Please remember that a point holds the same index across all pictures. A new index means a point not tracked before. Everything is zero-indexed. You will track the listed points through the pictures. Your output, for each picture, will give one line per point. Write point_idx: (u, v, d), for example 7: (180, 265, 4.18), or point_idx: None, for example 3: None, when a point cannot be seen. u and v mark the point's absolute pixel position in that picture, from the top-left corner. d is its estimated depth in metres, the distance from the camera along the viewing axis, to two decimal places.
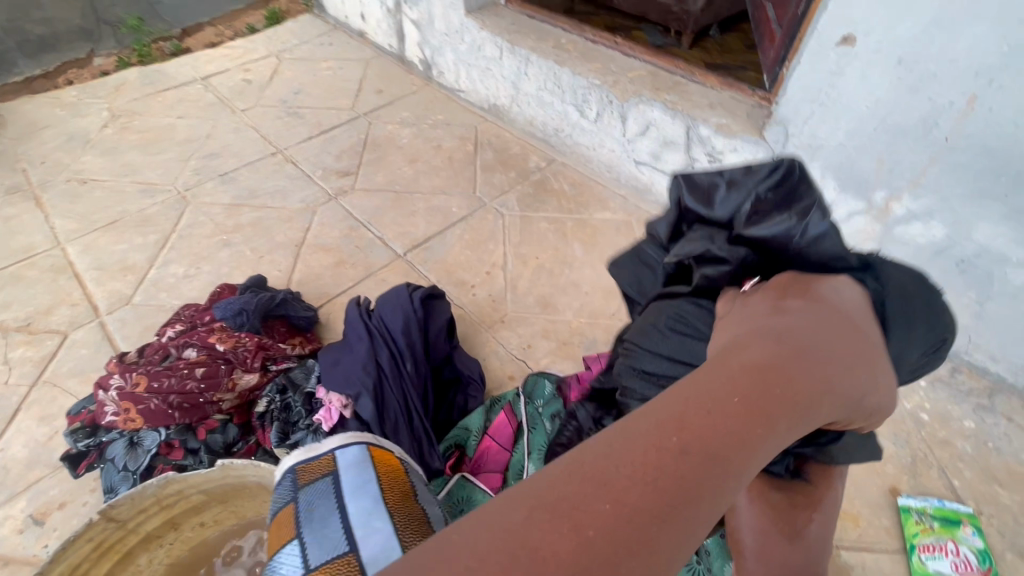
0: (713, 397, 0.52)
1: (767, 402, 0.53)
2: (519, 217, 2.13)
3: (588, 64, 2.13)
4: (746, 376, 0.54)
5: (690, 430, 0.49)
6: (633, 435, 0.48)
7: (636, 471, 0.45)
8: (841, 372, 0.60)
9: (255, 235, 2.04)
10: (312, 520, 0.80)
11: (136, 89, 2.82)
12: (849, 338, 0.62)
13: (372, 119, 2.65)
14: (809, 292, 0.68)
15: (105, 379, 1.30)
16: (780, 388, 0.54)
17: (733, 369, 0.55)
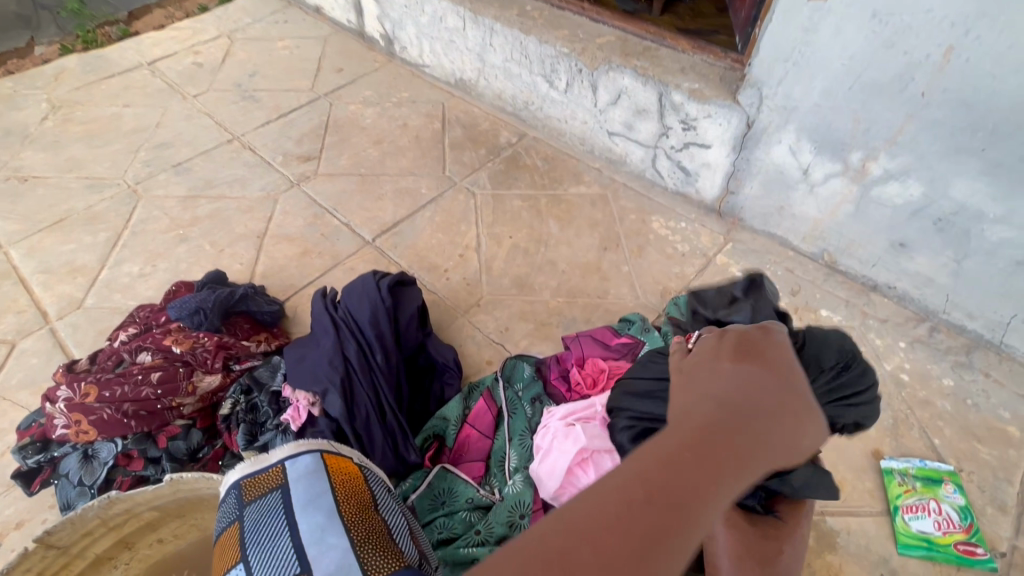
0: (649, 479, 0.49)
1: (706, 475, 0.50)
2: (491, 196, 2.05)
3: (555, 32, 2.04)
4: (705, 423, 0.55)
5: (656, 485, 0.48)
6: (597, 498, 0.47)
7: (603, 537, 0.45)
8: (804, 408, 0.60)
9: (214, 227, 1.94)
10: (258, 542, 0.77)
11: (77, 78, 2.64)
12: (787, 387, 0.61)
13: (333, 100, 2.52)
14: (748, 347, 0.67)
15: (52, 390, 1.22)
16: (721, 458, 0.52)
17: (674, 445, 0.52)
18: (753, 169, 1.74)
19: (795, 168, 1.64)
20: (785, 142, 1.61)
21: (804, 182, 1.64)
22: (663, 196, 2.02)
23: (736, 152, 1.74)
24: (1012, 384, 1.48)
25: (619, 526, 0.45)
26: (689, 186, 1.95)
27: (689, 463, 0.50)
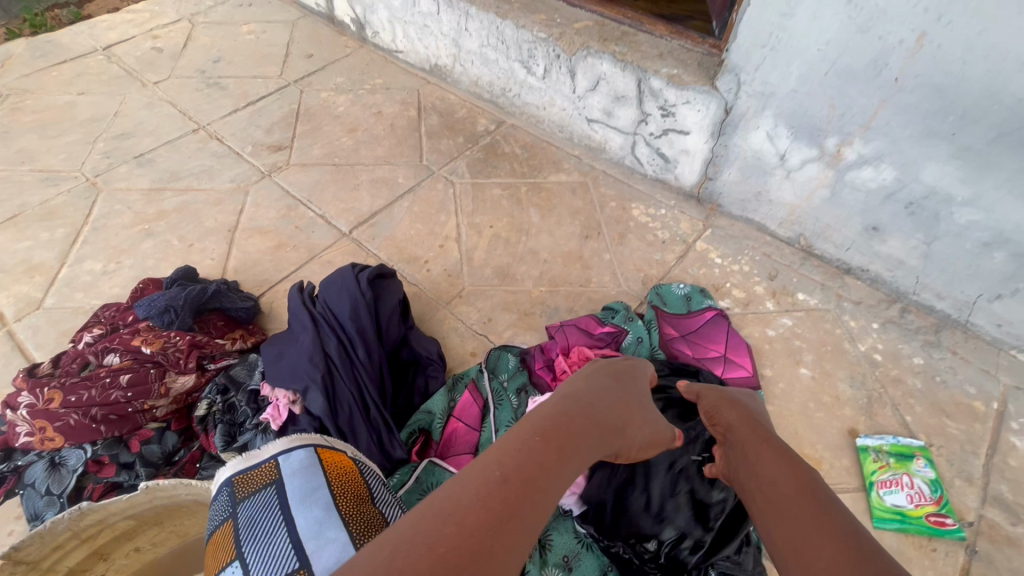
0: (526, 442, 0.78)
1: (562, 441, 0.81)
2: (469, 184, 2.02)
3: (532, 16, 2.00)
4: (559, 417, 0.86)
5: (528, 450, 0.76)
6: (484, 461, 0.73)
7: (499, 479, 0.70)
8: (623, 416, 0.96)
9: (182, 221, 1.86)
10: (254, 538, 0.74)
11: (25, 64, 2.49)
12: (615, 401, 0.98)
13: (303, 87, 2.44)
14: (601, 378, 1.05)
15: (13, 397, 1.16)
16: (568, 433, 0.83)
17: (536, 423, 0.84)
18: (731, 155, 1.75)
19: (772, 154, 1.66)
20: (762, 128, 1.63)
21: (780, 167, 1.67)
22: (643, 183, 2.03)
23: (714, 138, 1.75)
24: (977, 360, 1.53)
25: (509, 473, 0.71)
26: (668, 172, 1.95)
27: (544, 441, 0.79)
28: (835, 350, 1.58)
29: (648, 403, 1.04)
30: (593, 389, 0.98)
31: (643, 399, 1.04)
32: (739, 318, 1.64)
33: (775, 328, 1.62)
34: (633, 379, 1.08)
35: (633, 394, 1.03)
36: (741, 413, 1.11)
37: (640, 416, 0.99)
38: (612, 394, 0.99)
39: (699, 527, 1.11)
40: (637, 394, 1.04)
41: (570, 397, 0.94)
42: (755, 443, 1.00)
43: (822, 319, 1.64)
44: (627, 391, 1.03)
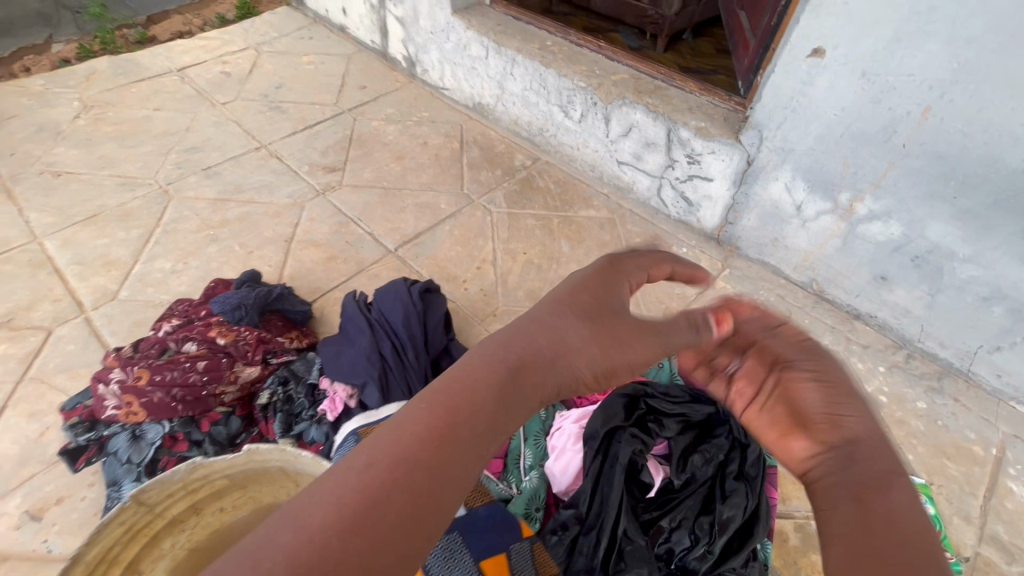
0: (426, 418, 0.60)
1: (471, 412, 0.62)
2: (506, 214, 2.19)
3: (573, 66, 2.21)
4: (479, 381, 0.65)
5: (434, 430, 0.59)
6: (383, 440, 0.58)
7: (379, 473, 0.54)
8: (568, 357, 0.75)
9: (243, 230, 2.03)
10: None
11: (108, 79, 2.74)
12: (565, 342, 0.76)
13: (356, 115, 2.66)
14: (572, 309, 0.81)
15: (104, 373, 1.31)
16: (480, 395, 0.64)
17: (451, 386, 0.65)
18: (751, 202, 1.90)
19: (790, 204, 1.81)
20: (781, 180, 1.78)
21: (797, 216, 1.81)
22: (667, 223, 2.18)
23: (736, 186, 1.91)
24: (977, 408, 1.63)
25: (396, 465, 0.55)
26: (691, 215, 2.11)
27: (448, 418, 0.61)
28: None
29: (617, 335, 0.82)
30: (519, 322, 0.77)
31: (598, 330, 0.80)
32: None
33: None
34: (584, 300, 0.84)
35: (590, 326, 0.80)
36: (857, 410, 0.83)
37: (591, 351, 0.77)
38: (545, 323, 0.77)
39: (709, 537, 1.19)
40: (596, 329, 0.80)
41: (495, 341, 0.72)
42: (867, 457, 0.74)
43: None
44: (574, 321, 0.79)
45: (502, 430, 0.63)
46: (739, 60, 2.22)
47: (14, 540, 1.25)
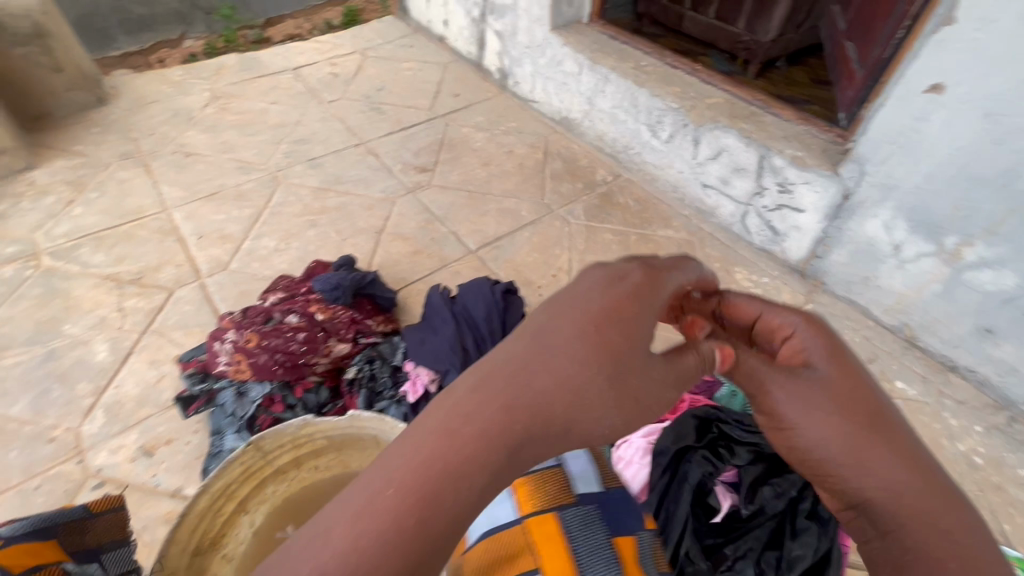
0: (372, 497, 0.59)
1: (422, 493, 0.59)
2: (585, 226, 2.23)
3: (667, 87, 2.22)
4: (435, 447, 0.62)
5: (380, 511, 0.58)
6: (328, 516, 0.59)
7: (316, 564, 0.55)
8: (558, 403, 0.66)
9: (340, 218, 2.19)
10: None
11: (235, 74, 3.05)
12: (558, 382, 0.67)
13: (449, 121, 2.80)
14: (568, 330, 0.70)
15: (220, 333, 1.47)
16: (437, 469, 0.61)
17: (405, 453, 0.62)
18: (844, 238, 1.84)
19: (887, 243, 1.73)
20: (880, 218, 1.71)
21: (893, 256, 1.73)
22: (748, 251, 2.15)
23: (829, 220, 1.85)
24: None
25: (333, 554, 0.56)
26: (774, 244, 2.08)
27: (395, 501, 0.59)
28: (931, 443, 1.58)
29: (620, 373, 0.71)
30: (521, 361, 0.67)
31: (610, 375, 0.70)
32: None
33: None
34: (595, 324, 0.71)
35: (598, 366, 0.69)
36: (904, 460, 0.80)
37: (597, 402, 0.69)
38: (552, 366, 0.67)
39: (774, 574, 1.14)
40: (609, 369, 0.70)
41: (479, 388, 0.65)
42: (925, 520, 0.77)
43: (920, 411, 1.65)
44: (588, 362, 0.69)
45: (458, 497, 0.61)
46: (840, 92, 2.16)
47: (130, 470, 1.41)
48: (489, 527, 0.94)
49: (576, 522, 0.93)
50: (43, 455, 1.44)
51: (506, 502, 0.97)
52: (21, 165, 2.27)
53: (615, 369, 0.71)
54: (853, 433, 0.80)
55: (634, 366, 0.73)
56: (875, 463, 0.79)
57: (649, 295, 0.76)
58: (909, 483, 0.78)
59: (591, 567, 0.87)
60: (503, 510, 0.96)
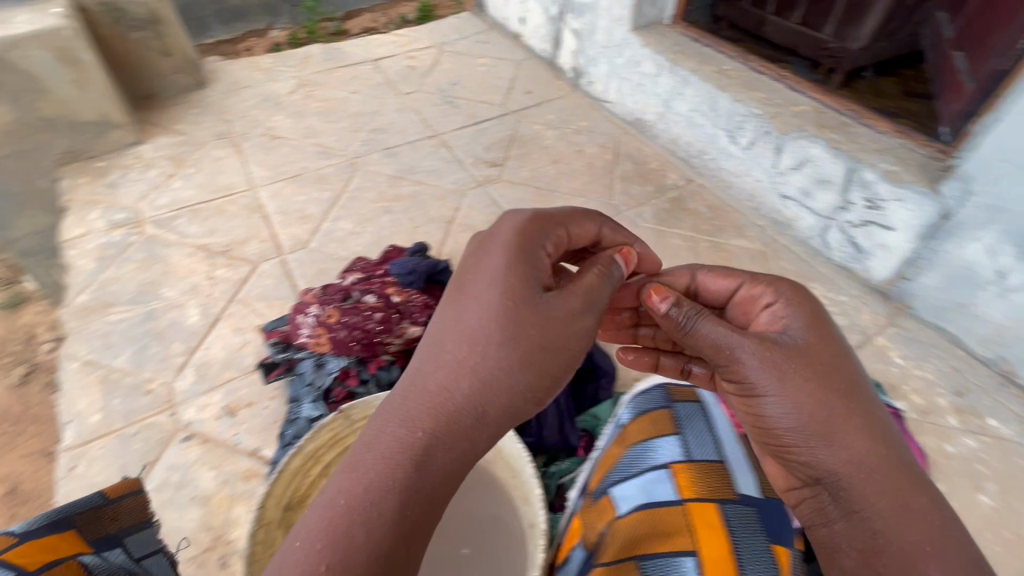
0: (301, 548, 0.68)
1: (341, 527, 0.69)
2: (654, 230, 2.21)
3: (751, 93, 2.16)
4: (353, 482, 0.73)
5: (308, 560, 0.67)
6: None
7: None
8: (450, 394, 0.82)
9: (413, 206, 2.26)
10: (690, 428, 1.13)
11: (319, 63, 3.19)
12: (446, 381, 0.83)
13: (520, 117, 2.82)
14: (442, 337, 0.88)
15: (303, 306, 1.56)
16: (348, 501, 0.71)
17: (326, 501, 0.72)
18: (937, 260, 1.73)
19: (988, 269, 1.61)
20: (983, 241, 1.59)
21: (995, 284, 1.61)
22: (826, 267, 2.07)
23: (921, 241, 1.74)
24: None
25: None
26: (857, 262, 1.98)
27: (319, 545, 0.68)
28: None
29: (501, 352, 0.86)
30: (418, 374, 0.85)
31: (504, 349, 0.86)
32: (915, 424, 1.61)
33: (955, 445, 1.57)
34: (483, 314, 0.88)
35: (484, 345, 0.86)
36: (869, 436, 0.89)
37: (487, 382, 0.84)
38: (448, 368, 0.84)
39: None
40: (495, 342, 0.86)
41: (380, 417, 0.80)
42: (891, 495, 0.84)
43: (1013, 452, 1.55)
44: (474, 344, 0.86)
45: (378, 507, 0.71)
46: (944, 105, 2.02)
47: (215, 427, 1.52)
48: (646, 500, 1.03)
49: (737, 519, 0.98)
50: (140, 405, 1.57)
51: (664, 481, 1.05)
52: (130, 140, 2.47)
53: (511, 343, 0.87)
54: (822, 401, 0.91)
55: (516, 340, 0.87)
56: (840, 433, 0.90)
57: (519, 272, 0.93)
58: (872, 453, 0.87)
59: (749, 567, 0.91)
60: (661, 488, 1.04)
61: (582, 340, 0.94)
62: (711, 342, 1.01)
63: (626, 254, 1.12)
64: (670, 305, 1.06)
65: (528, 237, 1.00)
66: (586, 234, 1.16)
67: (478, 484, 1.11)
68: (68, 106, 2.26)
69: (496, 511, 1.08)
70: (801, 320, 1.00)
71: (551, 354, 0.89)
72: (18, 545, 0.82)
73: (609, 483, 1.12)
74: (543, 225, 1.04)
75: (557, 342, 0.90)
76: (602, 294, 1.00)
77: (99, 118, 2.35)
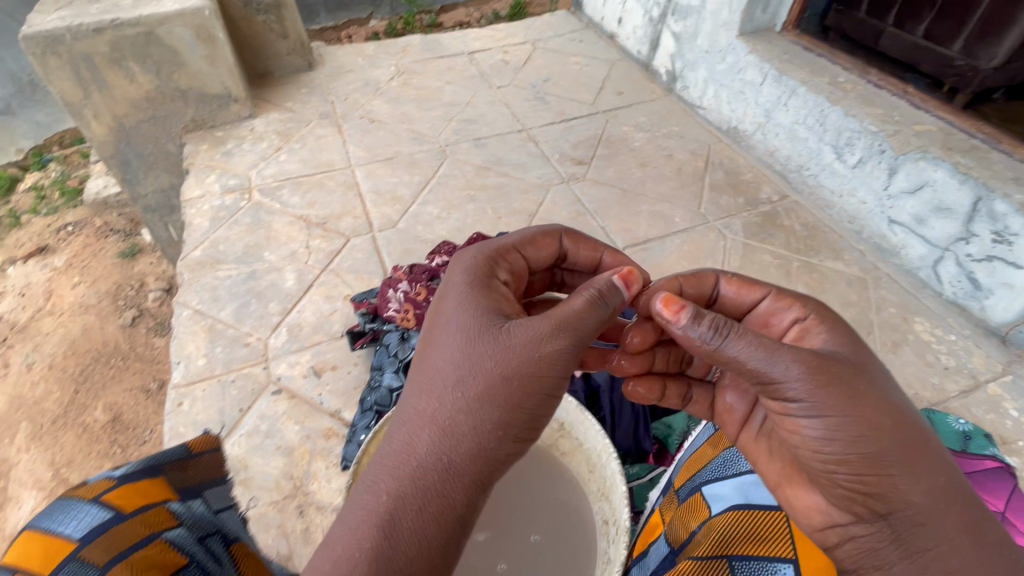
0: None
1: None
2: (741, 243, 2.12)
3: (866, 108, 2.02)
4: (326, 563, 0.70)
5: None
6: None
7: None
8: (414, 451, 0.77)
9: (497, 197, 2.30)
10: None
11: (418, 53, 3.31)
12: (408, 439, 0.78)
13: (609, 118, 2.79)
14: (406, 394, 0.83)
15: (394, 282, 1.65)
16: None
17: None
18: None
19: None
20: None
21: None
22: (934, 301, 1.91)
23: None
24: None
25: None
26: (973, 300, 1.82)
27: None
28: None
29: (464, 395, 0.79)
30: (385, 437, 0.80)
31: (458, 390, 0.80)
32: None
33: None
34: (439, 358, 0.83)
35: (442, 394, 0.80)
36: (931, 466, 0.77)
37: (452, 432, 0.77)
38: (408, 422, 0.79)
39: None
40: (454, 388, 0.80)
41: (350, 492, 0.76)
42: (955, 524, 0.74)
43: None
44: (433, 395, 0.80)
45: None
46: None
47: (302, 384, 1.62)
48: (742, 500, 1.02)
49: None
50: (239, 356, 1.70)
51: (762, 485, 1.03)
52: (246, 114, 2.67)
53: (466, 381, 0.80)
54: (866, 434, 0.77)
55: (468, 376, 0.80)
56: (894, 460, 0.76)
57: (472, 307, 0.86)
58: (934, 483, 0.76)
59: None
60: (758, 491, 1.03)
61: (560, 368, 0.82)
62: (744, 366, 0.82)
63: (625, 276, 0.92)
64: (691, 320, 0.86)
65: (473, 271, 0.93)
66: (543, 253, 1.11)
67: (552, 475, 1.14)
68: (199, 79, 2.48)
69: (567, 506, 1.09)
70: (829, 334, 0.88)
71: (514, 384, 0.79)
72: (115, 488, 0.93)
73: (698, 481, 1.12)
74: (491, 257, 0.98)
75: (523, 371, 0.80)
76: (585, 318, 0.84)
77: (223, 92, 2.56)
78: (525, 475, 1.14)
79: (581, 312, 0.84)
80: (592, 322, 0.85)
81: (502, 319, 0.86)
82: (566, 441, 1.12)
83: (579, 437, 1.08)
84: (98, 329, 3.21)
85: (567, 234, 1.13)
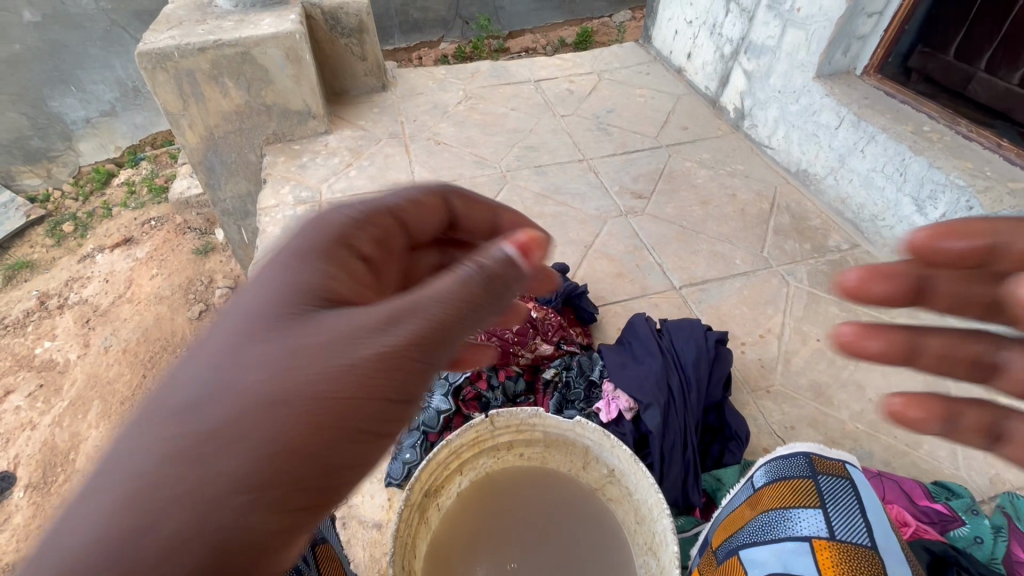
0: None
1: None
2: (806, 291, 2.04)
3: (953, 160, 1.90)
4: None
5: None
6: None
7: None
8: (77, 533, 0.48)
9: (554, 225, 2.32)
10: (837, 503, 1.02)
11: (486, 79, 3.42)
12: (77, 508, 0.50)
13: (672, 152, 2.77)
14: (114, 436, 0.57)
15: None
16: None
17: None
18: None
19: None
20: None
21: None
22: None
23: None
24: None
25: None
26: None
27: None
28: None
29: (199, 435, 0.55)
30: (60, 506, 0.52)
31: (190, 420, 0.56)
32: None
33: None
34: (192, 376, 0.59)
35: (156, 434, 0.54)
36: None
37: (162, 493, 0.52)
38: (88, 483, 0.52)
39: None
40: (182, 423, 0.55)
41: None
42: None
43: None
44: (143, 435, 0.54)
45: None
46: None
47: None
48: (781, 570, 0.96)
49: None
50: None
51: (803, 555, 0.96)
52: (322, 129, 2.83)
53: (209, 413, 0.56)
54: None
55: (222, 394, 0.57)
56: None
57: (273, 301, 0.67)
58: None
59: None
60: (800, 561, 0.96)
61: (379, 367, 0.64)
62: None
63: (513, 249, 0.76)
64: None
65: (315, 233, 0.79)
66: (423, 225, 0.98)
67: (595, 521, 1.13)
68: (283, 96, 2.65)
69: (609, 555, 1.08)
70: None
71: (297, 406, 0.59)
72: None
73: (737, 545, 1.05)
74: (340, 230, 0.81)
75: (314, 395, 0.60)
76: (436, 301, 0.68)
77: (304, 109, 2.72)
78: (568, 518, 1.12)
79: (439, 292, 0.69)
80: (447, 308, 0.68)
81: (324, 306, 0.69)
82: (614, 488, 1.10)
83: (629, 486, 1.05)
84: (169, 319, 3.44)
85: (453, 196, 1.02)
